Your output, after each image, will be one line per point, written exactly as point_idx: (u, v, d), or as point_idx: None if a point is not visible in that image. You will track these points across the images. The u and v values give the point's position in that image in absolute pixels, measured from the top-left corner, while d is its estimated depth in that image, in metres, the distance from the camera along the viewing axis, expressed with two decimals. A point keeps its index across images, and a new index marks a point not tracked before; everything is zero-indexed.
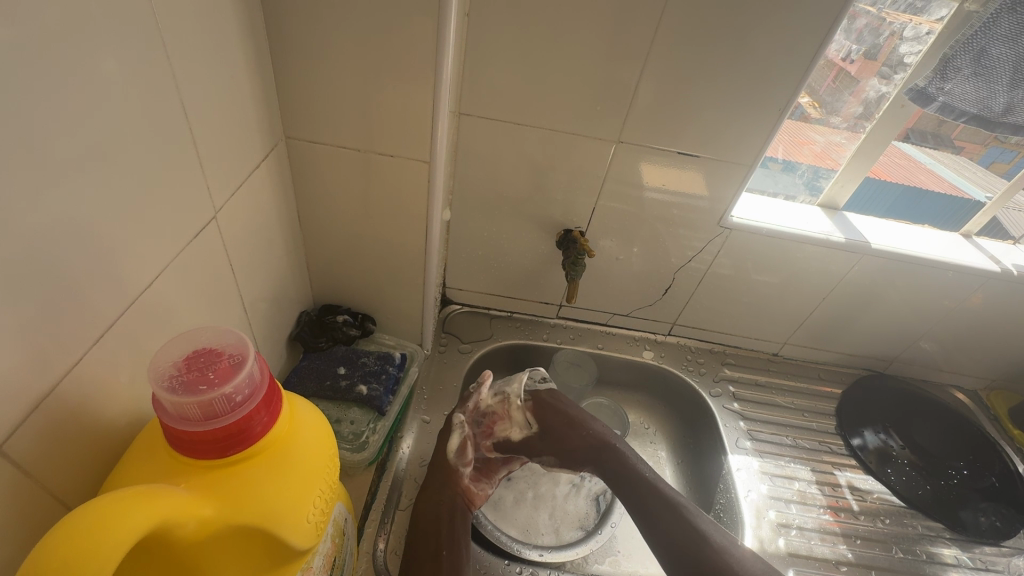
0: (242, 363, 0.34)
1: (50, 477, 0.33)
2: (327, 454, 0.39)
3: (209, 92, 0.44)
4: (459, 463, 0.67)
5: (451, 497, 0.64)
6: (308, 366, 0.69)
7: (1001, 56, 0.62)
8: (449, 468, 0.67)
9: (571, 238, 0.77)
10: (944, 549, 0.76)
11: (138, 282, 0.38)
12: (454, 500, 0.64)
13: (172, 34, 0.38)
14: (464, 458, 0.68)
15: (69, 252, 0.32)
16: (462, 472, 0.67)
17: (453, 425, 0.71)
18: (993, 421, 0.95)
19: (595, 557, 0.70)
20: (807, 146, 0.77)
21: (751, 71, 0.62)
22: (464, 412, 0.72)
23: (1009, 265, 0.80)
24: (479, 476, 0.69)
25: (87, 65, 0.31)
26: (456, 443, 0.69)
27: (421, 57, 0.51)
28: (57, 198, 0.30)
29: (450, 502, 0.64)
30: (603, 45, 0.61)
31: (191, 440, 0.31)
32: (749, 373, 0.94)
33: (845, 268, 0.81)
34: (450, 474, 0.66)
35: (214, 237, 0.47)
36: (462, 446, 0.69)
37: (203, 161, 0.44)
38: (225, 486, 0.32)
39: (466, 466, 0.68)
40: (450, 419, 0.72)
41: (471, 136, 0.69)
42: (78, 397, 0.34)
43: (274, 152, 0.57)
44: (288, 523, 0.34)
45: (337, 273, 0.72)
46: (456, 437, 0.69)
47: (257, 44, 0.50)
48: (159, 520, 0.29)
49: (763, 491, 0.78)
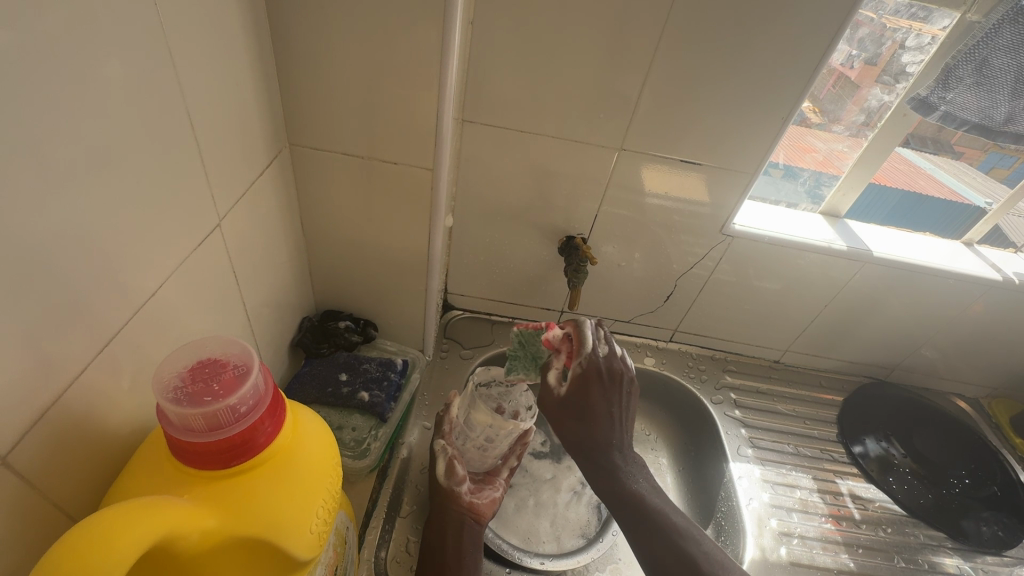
0: (247, 373, 0.34)
1: (53, 488, 0.33)
2: (329, 463, 0.39)
3: (214, 100, 0.44)
4: (453, 485, 0.65)
5: (456, 517, 0.63)
6: (310, 372, 0.69)
7: (1002, 66, 0.63)
8: (448, 495, 0.64)
9: (573, 245, 0.77)
10: (946, 558, 0.76)
11: (143, 289, 0.38)
12: (459, 517, 0.63)
13: (178, 40, 0.38)
14: (456, 477, 0.65)
15: (72, 259, 0.32)
16: (461, 492, 0.65)
17: (436, 451, 0.68)
18: (994, 430, 0.95)
19: (596, 565, 0.69)
20: (809, 153, 0.78)
21: (752, 80, 0.62)
22: (443, 436, 0.70)
23: (1010, 274, 0.80)
24: (480, 491, 0.68)
25: (93, 74, 0.31)
26: (445, 466, 0.66)
27: (425, 64, 0.51)
28: (60, 209, 0.30)
29: (454, 521, 0.63)
30: (606, 50, 0.61)
31: (196, 451, 0.31)
32: (751, 380, 0.94)
33: (846, 276, 0.81)
34: (448, 498, 0.64)
35: (219, 244, 0.47)
36: (451, 467, 0.66)
37: (208, 168, 0.44)
38: (229, 497, 0.32)
39: (461, 484, 0.65)
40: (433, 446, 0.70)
41: (474, 143, 0.69)
42: (83, 406, 0.34)
43: (278, 158, 0.57)
44: (291, 534, 0.34)
45: (339, 279, 0.71)
46: (441, 461, 0.67)
47: (262, 52, 0.50)
48: (163, 531, 0.29)
49: (765, 499, 0.78)
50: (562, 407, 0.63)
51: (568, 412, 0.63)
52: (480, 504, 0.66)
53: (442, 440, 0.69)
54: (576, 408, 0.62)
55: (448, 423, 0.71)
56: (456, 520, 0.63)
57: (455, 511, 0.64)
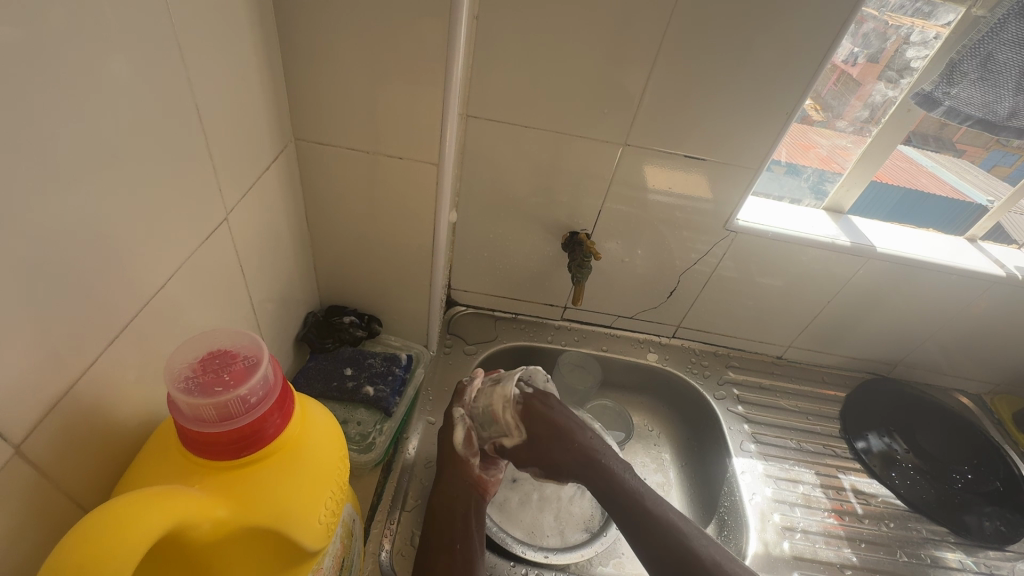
0: (256, 364, 0.34)
1: (64, 478, 0.33)
2: (337, 454, 0.39)
3: (221, 95, 0.44)
4: (469, 454, 0.66)
5: (466, 489, 0.64)
6: (315, 367, 0.69)
7: (1007, 61, 0.63)
8: (461, 464, 0.65)
9: (577, 241, 0.77)
10: (949, 553, 0.76)
11: (150, 284, 0.38)
12: (468, 489, 0.64)
13: (185, 37, 0.38)
14: (473, 449, 0.67)
15: (82, 253, 0.32)
16: (473, 464, 0.66)
17: (454, 418, 0.68)
18: (997, 425, 0.95)
19: (600, 559, 0.69)
20: (811, 150, 0.78)
21: (755, 77, 0.62)
22: (462, 406, 0.69)
23: (1014, 269, 0.80)
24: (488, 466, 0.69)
25: (101, 70, 0.31)
26: (463, 436, 0.67)
27: (430, 59, 0.51)
28: (68, 204, 0.30)
29: (464, 494, 0.63)
30: (610, 47, 0.61)
31: (207, 441, 0.32)
32: (753, 375, 0.94)
33: (850, 271, 0.81)
34: (460, 469, 0.65)
35: (225, 238, 0.48)
36: (469, 438, 0.67)
37: (215, 163, 0.44)
38: (239, 487, 0.33)
39: (475, 457, 0.67)
40: (449, 411, 0.70)
41: (477, 139, 0.70)
42: (93, 398, 0.34)
43: (284, 153, 0.57)
44: (300, 525, 0.35)
45: (344, 275, 0.72)
46: (460, 430, 0.67)
47: (267, 48, 0.50)
48: (176, 520, 0.29)
49: (768, 494, 0.78)
50: (529, 450, 0.68)
51: (536, 451, 0.68)
52: (487, 480, 0.67)
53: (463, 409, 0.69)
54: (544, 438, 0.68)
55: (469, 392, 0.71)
56: (466, 492, 0.63)
57: (465, 483, 0.64)
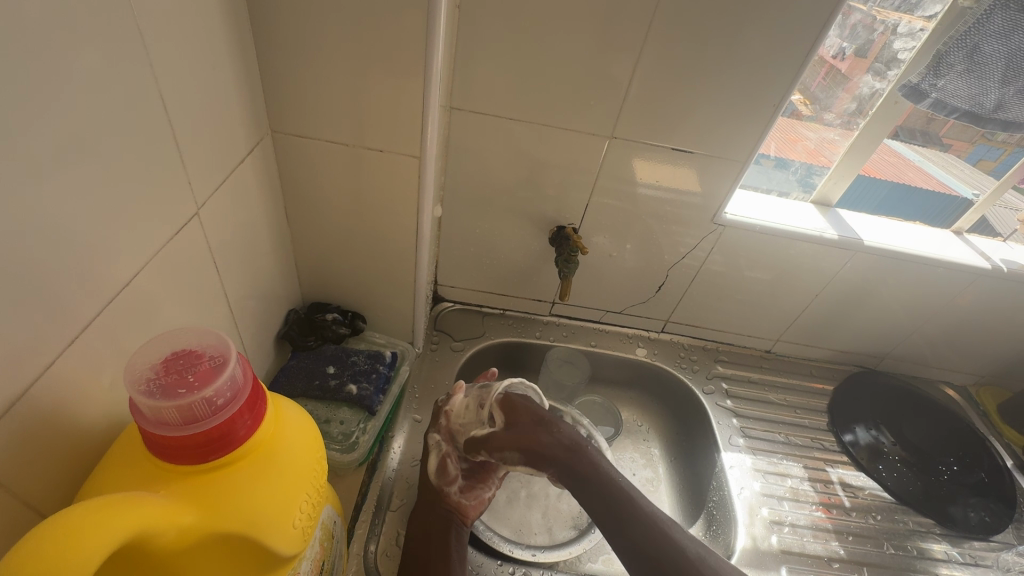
0: (223, 364, 0.33)
1: (18, 483, 0.31)
2: (315, 456, 0.38)
3: (192, 86, 0.42)
4: (443, 483, 0.63)
5: (442, 514, 0.61)
6: (296, 365, 0.68)
7: (994, 52, 0.63)
8: (437, 492, 0.63)
9: (564, 236, 0.77)
10: (934, 544, 0.76)
11: (116, 280, 0.37)
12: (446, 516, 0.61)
13: (153, 24, 0.37)
14: (446, 476, 0.64)
15: (44, 249, 0.31)
16: (449, 491, 0.63)
17: (429, 445, 0.67)
18: (982, 417, 0.96)
19: (589, 556, 0.68)
20: (799, 143, 0.77)
21: (744, 69, 0.62)
22: (440, 430, 0.68)
23: (999, 261, 0.80)
24: (472, 490, 0.65)
25: (65, 60, 0.30)
26: (437, 464, 0.65)
27: (412, 49, 0.50)
28: (30, 198, 0.29)
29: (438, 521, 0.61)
30: (598, 37, 0.59)
31: (172, 445, 0.30)
32: (742, 369, 0.94)
33: (835, 267, 0.81)
34: (434, 496, 0.63)
35: (198, 233, 0.46)
36: (442, 465, 0.65)
37: (186, 155, 0.43)
38: (207, 492, 0.31)
39: (450, 484, 0.64)
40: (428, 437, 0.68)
41: (463, 132, 0.68)
42: (54, 399, 0.33)
43: (260, 146, 0.55)
44: (273, 530, 0.34)
45: (326, 271, 0.70)
46: (434, 458, 0.65)
47: (241, 38, 0.48)
48: (135, 528, 0.28)
49: (756, 489, 0.78)
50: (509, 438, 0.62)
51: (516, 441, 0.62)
52: (468, 504, 0.63)
53: (437, 434, 0.67)
54: (524, 426, 0.62)
55: (446, 416, 0.68)
56: (443, 516, 0.61)
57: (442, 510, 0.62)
